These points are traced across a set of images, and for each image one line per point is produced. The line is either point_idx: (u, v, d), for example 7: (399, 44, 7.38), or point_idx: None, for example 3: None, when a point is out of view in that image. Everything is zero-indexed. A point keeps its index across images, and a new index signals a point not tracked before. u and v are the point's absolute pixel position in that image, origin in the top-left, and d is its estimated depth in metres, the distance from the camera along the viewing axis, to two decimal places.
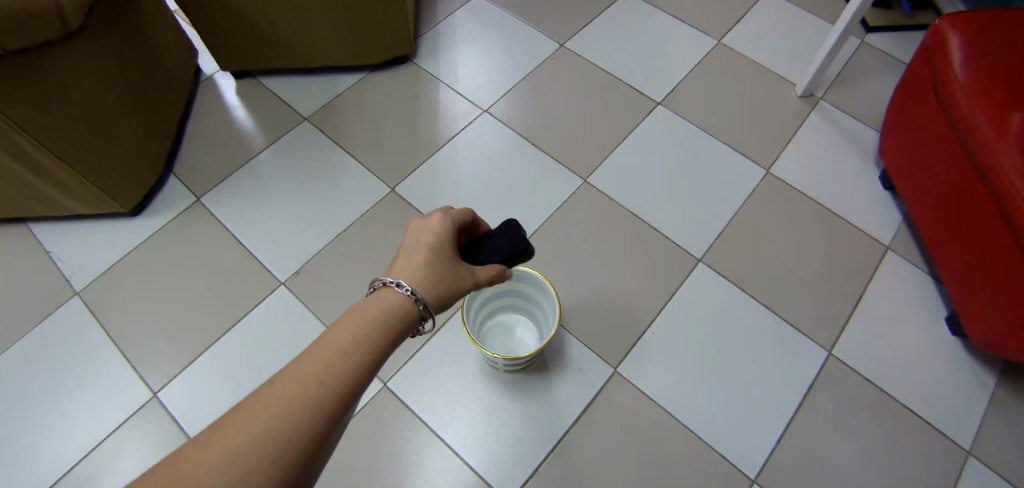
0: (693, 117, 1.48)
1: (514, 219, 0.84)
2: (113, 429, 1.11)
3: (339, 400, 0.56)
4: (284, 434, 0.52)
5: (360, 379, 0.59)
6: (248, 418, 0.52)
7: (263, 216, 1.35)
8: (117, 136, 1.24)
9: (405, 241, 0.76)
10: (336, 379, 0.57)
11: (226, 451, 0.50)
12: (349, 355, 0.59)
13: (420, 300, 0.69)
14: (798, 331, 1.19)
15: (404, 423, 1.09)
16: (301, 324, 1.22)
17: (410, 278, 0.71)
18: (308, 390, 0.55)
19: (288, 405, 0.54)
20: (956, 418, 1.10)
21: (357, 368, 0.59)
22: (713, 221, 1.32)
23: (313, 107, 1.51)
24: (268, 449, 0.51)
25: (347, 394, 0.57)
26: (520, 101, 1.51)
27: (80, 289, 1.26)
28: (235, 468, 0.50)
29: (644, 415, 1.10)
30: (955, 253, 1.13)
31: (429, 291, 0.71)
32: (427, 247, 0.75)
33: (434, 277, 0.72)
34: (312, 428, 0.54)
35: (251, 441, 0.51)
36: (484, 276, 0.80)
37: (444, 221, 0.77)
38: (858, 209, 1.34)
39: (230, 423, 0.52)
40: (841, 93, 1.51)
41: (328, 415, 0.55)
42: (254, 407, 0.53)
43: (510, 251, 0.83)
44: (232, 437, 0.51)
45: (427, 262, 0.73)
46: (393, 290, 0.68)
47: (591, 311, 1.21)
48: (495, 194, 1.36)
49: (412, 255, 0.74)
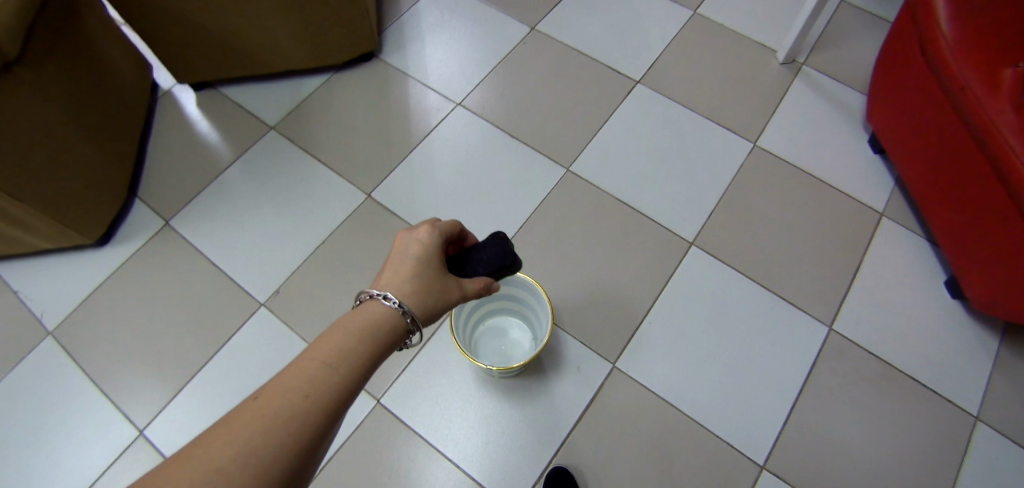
0: (673, 93, 1.43)
1: (503, 232, 0.80)
2: (103, 472, 1.07)
3: (322, 416, 0.57)
4: (268, 447, 0.53)
5: (345, 392, 0.59)
6: (233, 433, 0.53)
7: (236, 234, 1.29)
8: (74, 166, 1.17)
9: (391, 254, 0.73)
10: (321, 394, 0.57)
11: (211, 466, 0.51)
12: (335, 368, 0.59)
13: (407, 313, 0.67)
14: (796, 308, 1.17)
15: (402, 439, 1.06)
16: (286, 344, 1.17)
17: (397, 290, 0.69)
18: (293, 405, 0.56)
19: (272, 420, 0.54)
20: (962, 383, 1.09)
21: (342, 381, 0.59)
22: (702, 201, 1.28)
23: (279, 114, 1.44)
24: (251, 464, 0.52)
25: (331, 407, 0.57)
26: (494, 90, 1.45)
27: (53, 328, 1.20)
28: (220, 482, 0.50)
29: (646, 408, 1.08)
30: (949, 213, 1.11)
31: (416, 302, 0.69)
32: (413, 260, 0.72)
33: (420, 290, 0.70)
34: (296, 440, 0.54)
35: (234, 454, 0.52)
36: (470, 288, 0.77)
37: (431, 233, 0.74)
38: (849, 177, 1.31)
39: (214, 436, 0.53)
40: (823, 57, 1.46)
41: (312, 429, 0.56)
42: (240, 422, 0.54)
43: (497, 264, 0.79)
44: (215, 450, 0.52)
45: (414, 275, 0.71)
46: (379, 302, 0.67)
47: (583, 305, 1.17)
48: (476, 191, 1.31)
49: (397, 268, 0.71)
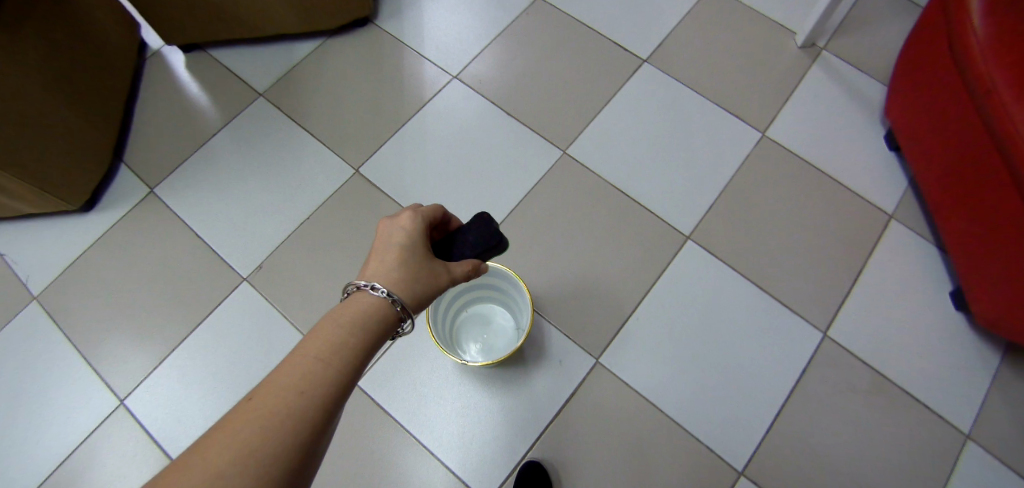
0: (682, 75, 1.35)
1: (485, 212, 0.76)
2: (84, 440, 1.08)
3: (319, 412, 0.55)
4: (267, 448, 0.51)
5: (340, 386, 0.57)
6: (229, 436, 0.51)
7: (221, 206, 1.26)
8: (56, 130, 1.14)
9: (375, 243, 0.70)
10: (315, 389, 0.56)
11: (209, 469, 0.49)
12: (328, 363, 0.57)
13: (397, 301, 0.64)
14: (791, 312, 1.12)
15: (379, 424, 1.06)
16: (267, 322, 1.16)
17: (384, 279, 0.66)
18: (287, 403, 0.54)
19: (268, 420, 0.53)
20: (955, 400, 1.05)
21: (336, 375, 0.57)
22: (702, 193, 1.23)
23: (269, 80, 1.39)
24: (251, 466, 0.50)
25: (328, 402, 0.56)
26: (493, 63, 1.38)
27: (37, 293, 1.20)
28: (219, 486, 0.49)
29: (627, 407, 1.06)
30: (961, 223, 1.05)
31: (404, 290, 0.66)
32: (398, 247, 0.69)
33: (408, 277, 0.67)
34: (295, 439, 0.53)
35: (232, 458, 0.50)
36: (459, 271, 0.72)
37: (414, 220, 0.71)
38: (861, 174, 1.24)
39: (210, 440, 0.51)
40: (845, 42, 1.37)
41: (310, 426, 0.54)
42: (233, 425, 0.52)
43: (485, 244, 0.75)
44: (212, 456, 0.50)
45: (400, 262, 0.68)
46: (367, 293, 0.64)
47: (571, 297, 1.14)
48: (467, 171, 1.27)
49: (383, 256, 0.68)
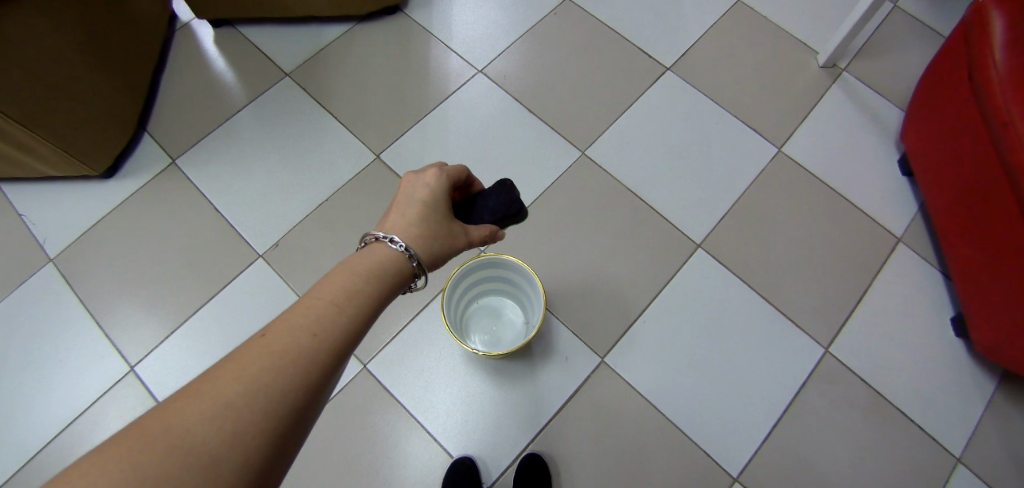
0: (704, 85, 1.37)
1: (508, 179, 0.77)
2: (92, 402, 1.10)
3: (330, 354, 0.57)
4: (278, 382, 0.54)
5: (352, 333, 0.59)
6: (242, 369, 0.53)
7: (242, 182, 1.28)
8: (84, 95, 1.16)
9: (397, 196, 0.72)
10: (328, 333, 0.58)
11: (221, 398, 0.52)
12: (341, 309, 0.59)
13: (413, 257, 0.66)
14: (795, 326, 1.15)
15: (385, 406, 1.08)
16: (280, 299, 1.18)
17: (403, 233, 0.68)
18: (300, 343, 0.56)
19: (281, 358, 0.55)
20: (949, 423, 1.08)
21: (349, 322, 0.59)
22: (716, 204, 1.25)
23: (296, 61, 1.40)
24: (263, 396, 0.53)
25: (339, 347, 0.58)
26: (518, 60, 1.39)
27: (54, 256, 1.21)
28: (230, 414, 0.51)
29: (628, 408, 1.08)
30: (967, 250, 1.08)
31: (421, 246, 0.68)
32: (420, 203, 0.70)
33: (426, 234, 0.69)
34: (305, 376, 0.55)
35: (245, 388, 0.52)
36: (476, 235, 0.75)
37: (439, 177, 0.72)
38: (872, 196, 1.26)
39: (224, 370, 0.53)
40: (866, 65, 1.39)
41: (320, 367, 0.56)
42: (248, 357, 0.54)
43: (504, 212, 0.76)
44: (226, 383, 0.52)
45: (421, 218, 0.69)
46: (385, 245, 0.66)
47: (580, 295, 1.16)
48: (486, 165, 1.28)
49: (405, 211, 0.70)
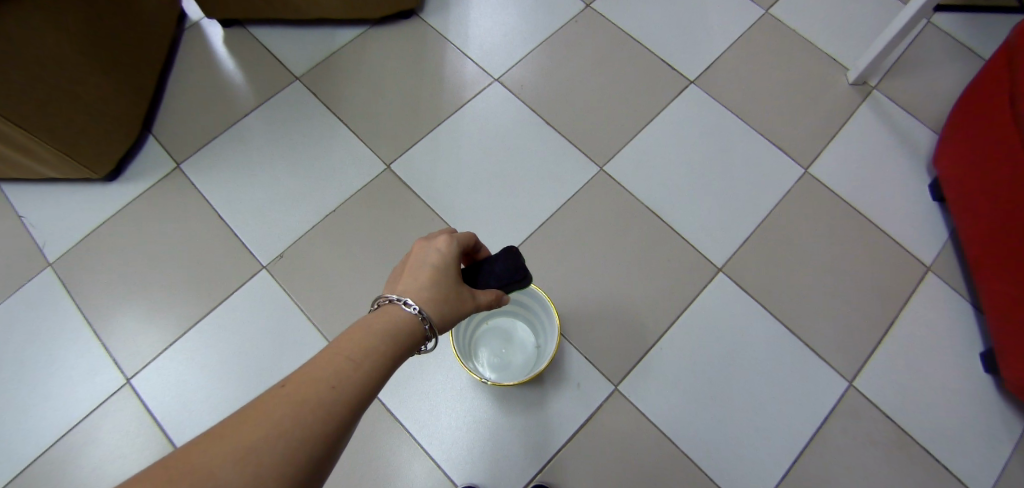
0: (728, 101, 1.32)
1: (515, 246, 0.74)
2: (87, 414, 1.07)
3: (347, 411, 0.53)
4: (292, 437, 0.49)
5: (370, 390, 0.55)
6: (254, 423, 0.49)
7: (247, 189, 1.24)
8: (85, 94, 1.12)
9: (408, 259, 0.68)
10: (346, 388, 0.54)
11: (232, 451, 0.47)
12: (361, 364, 0.56)
13: (427, 319, 0.63)
14: (818, 356, 1.10)
15: (389, 429, 1.04)
16: (284, 312, 1.14)
17: (418, 295, 0.64)
18: (318, 397, 0.52)
19: (296, 413, 0.51)
20: (977, 466, 1.03)
21: (367, 379, 0.55)
22: (738, 225, 1.20)
23: (307, 64, 1.36)
24: (274, 453, 0.48)
25: (356, 404, 0.54)
26: (536, 68, 1.35)
27: (53, 260, 1.18)
28: (241, 469, 0.47)
29: (641, 438, 1.04)
30: (1000, 283, 1.03)
31: (435, 309, 0.64)
32: (433, 267, 0.67)
33: (439, 297, 0.65)
34: (319, 434, 0.51)
35: (257, 442, 0.48)
36: (483, 299, 0.71)
37: (452, 242, 0.69)
38: (901, 222, 1.21)
39: (235, 424, 0.49)
40: (897, 83, 1.33)
41: (335, 426, 0.52)
42: (262, 409, 0.50)
43: (510, 278, 0.72)
44: (237, 436, 0.48)
45: (434, 281, 0.66)
46: (399, 307, 0.62)
47: (594, 319, 1.12)
48: (501, 178, 1.24)
49: (415, 275, 0.66)
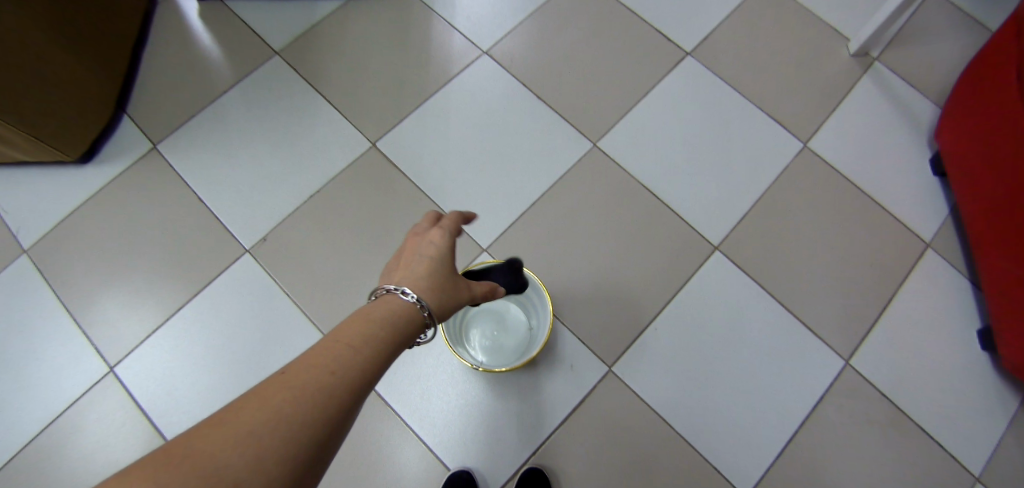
0: (725, 73, 1.27)
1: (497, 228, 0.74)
2: (70, 404, 1.04)
3: (345, 399, 0.51)
4: (288, 425, 0.47)
5: (368, 378, 0.53)
6: (249, 411, 0.47)
7: (228, 170, 1.20)
8: (52, 72, 1.06)
9: (403, 251, 0.66)
10: (344, 375, 0.51)
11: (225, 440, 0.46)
12: (359, 350, 0.54)
13: (425, 307, 0.60)
14: (814, 335, 1.09)
15: (380, 415, 1.02)
16: (269, 297, 1.11)
17: (416, 283, 0.62)
18: (315, 383, 0.50)
19: (294, 397, 0.49)
20: (972, 443, 1.03)
21: (366, 366, 0.53)
22: (734, 202, 1.17)
23: (286, 38, 1.30)
24: (268, 442, 0.46)
25: (355, 392, 0.52)
26: (526, 40, 1.29)
27: (29, 247, 1.14)
28: (235, 458, 0.45)
29: (636, 420, 1.03)
30: (1001, 260, 1.01)
31: (433, 297, 0.62)
32: (429, 257, 0.65)
33: (437, 284, 0.63)
34: (316, 422, 0.49)
35: (251, 430, 0.46)
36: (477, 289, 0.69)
37: (445, 232, 0.67)
38: (900, 198, 1.18)
39: (230, 414, 0.47)
40: (899, 53, 1.29)
41: (333, 415, 0.50)
42: (257, 397, 0.48)
43: None
44: (231, 424, 0.47)
45: (431, 269, 0.64)
46: (397, 296, 0.60)
47: (588, 300, 1.10)
48: (491, 156, 1.20)
49: (412, 265, 0.64)
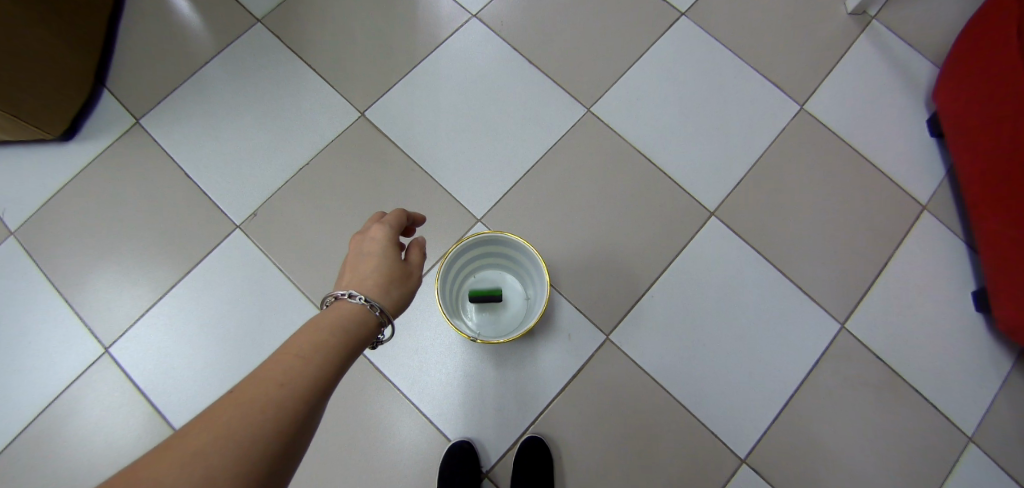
0: (721, 34, 1.24)
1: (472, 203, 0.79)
2: (68, 385, 1.04)
3: (297, 407, 0.54)
4: (242, 438, 0.51)
5: (320, 384, 0.56)
6: (205, 428, 0.51)
7: (214, 144, 1.17)
8: (27, 47, 1.01)
9: (347, 255, 0.68)
10: (293, 384, 0.55)
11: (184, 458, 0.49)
12: (308, 359, 0.57)
13: (375, 306, 0.63)
14: (810, 299, 1.09)
15: (379, 388, 1.03)
16: (262, 273, 1.10)
17: (363, 286, 0.64)
18: (266, 396, 0.53)
19: (247, 413, 0.52)
20: (963, 401, 1.05)
21: (317, 373, 0.56)
22: (731, 168, 1.16)
23: (267, 4, 1.25)
24: (225, 455, 0.50)
25: (307, 399, 0.55)
26: (516, 3, 1.25)
27: (15, 229, 1.12)
28: (194, 473, 0.49)
29: (634, 386, 1.04)
30: (997, 222, 1.00)
31: (382, 295, 0.64)
32: (371, 256, 0.67)
33: (385, 281, 0.66)
34: (270, 432, 0.52)
35: (208, 446, 0.50)
36: None
37: (385, 227, 0.69)
38: (897, 160, 1.17)
39: (187, 432, 0.51)
40: (898, 10, 1.26)
41: (287, 423, 0.53)
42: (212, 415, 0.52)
43: None
44: (188, 442, 0.50)
45: (376, 268, 0.66)
46: (347, 301, 0.62)
47: (585, 269, 1.09)
48: (483, 124, 1.17)
49: (358, 267, 0.66)
